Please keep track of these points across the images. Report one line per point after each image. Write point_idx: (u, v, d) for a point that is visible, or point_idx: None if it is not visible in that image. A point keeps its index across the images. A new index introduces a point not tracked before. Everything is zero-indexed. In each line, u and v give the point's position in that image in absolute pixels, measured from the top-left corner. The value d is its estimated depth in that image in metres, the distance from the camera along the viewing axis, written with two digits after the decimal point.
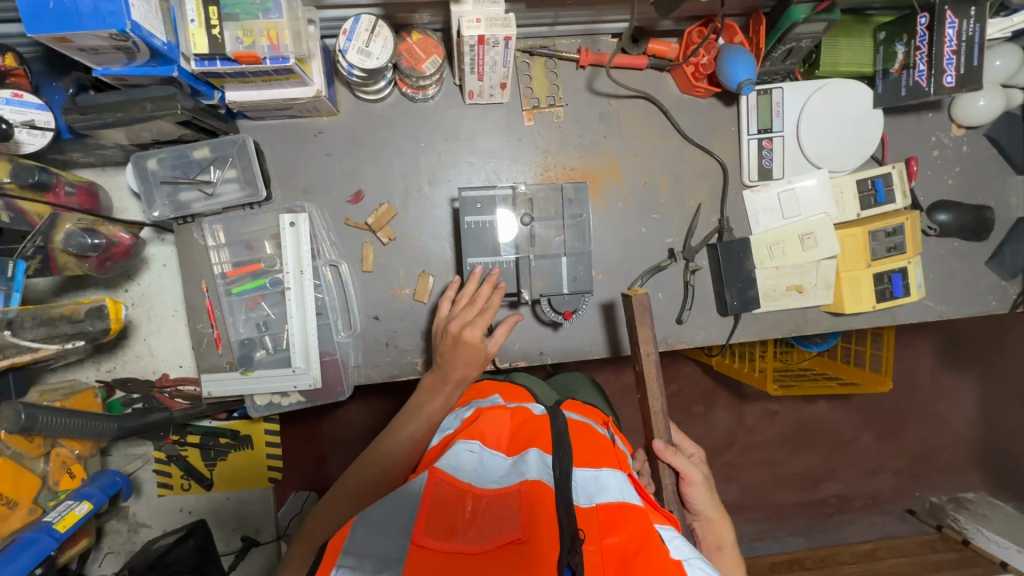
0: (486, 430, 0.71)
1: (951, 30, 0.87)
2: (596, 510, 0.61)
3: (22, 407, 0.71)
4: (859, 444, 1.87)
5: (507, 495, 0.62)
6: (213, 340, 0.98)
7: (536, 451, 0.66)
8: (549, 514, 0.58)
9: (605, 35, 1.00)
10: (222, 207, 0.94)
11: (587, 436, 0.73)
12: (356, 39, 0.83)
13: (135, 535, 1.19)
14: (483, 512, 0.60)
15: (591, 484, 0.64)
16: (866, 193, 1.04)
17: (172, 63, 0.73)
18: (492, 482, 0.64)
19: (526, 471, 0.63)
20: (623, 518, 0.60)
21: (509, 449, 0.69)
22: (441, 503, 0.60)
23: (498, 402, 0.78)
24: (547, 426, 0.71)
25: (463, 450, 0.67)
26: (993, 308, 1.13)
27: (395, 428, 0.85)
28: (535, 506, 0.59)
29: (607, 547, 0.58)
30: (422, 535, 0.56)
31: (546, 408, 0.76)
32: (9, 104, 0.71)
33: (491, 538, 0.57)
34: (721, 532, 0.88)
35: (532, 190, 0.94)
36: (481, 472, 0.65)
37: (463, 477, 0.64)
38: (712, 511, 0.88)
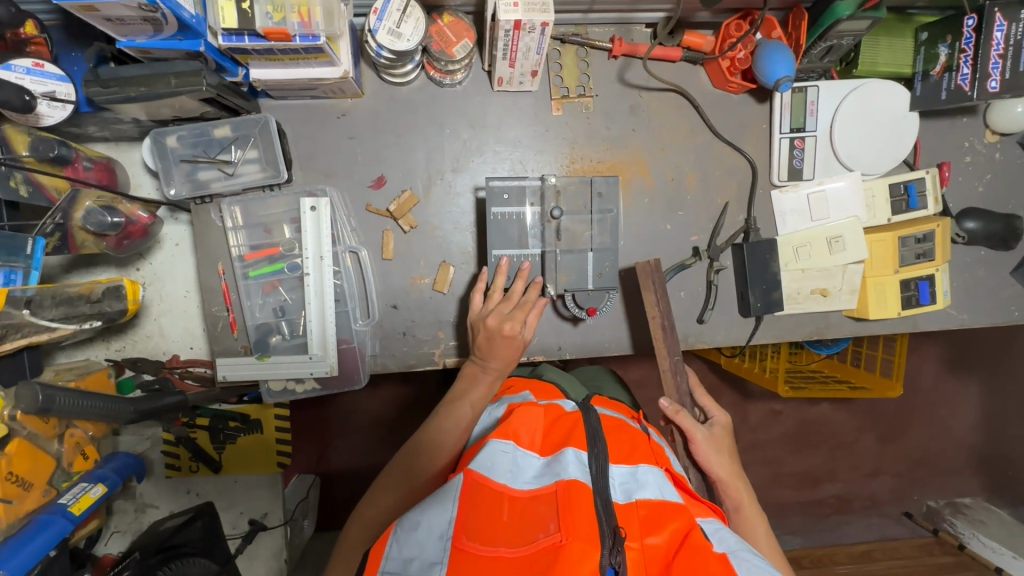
0: (519, 429, 0.70)
1: (999, 33, 0.84)
2: (637, 508, 0.62)
3: (41, 387, 0.69)
4: (861, 446, 1.87)
5: (545, 496, 0.62)
6: (228, 323, 0.96)
7: (572, 451, 0.66)
8: (586, 513, 0.59)
9: (639, 25, 0.98)
10: (242, 187, 0.91)
11: (620, 433, 0.75)
12: (387, 19, 0.80)
13: (142, 515, 1.17)
14: (523, 512, 0.60)
15: (629, 482, 0.65)
16: (898, 197, 1.02)
17: (199, 38, 0.70)
18: (529, 481, 0.64)
19: (562, 471, 0.63)
20: (664, 515, 0.61)
21: (543, 447, 0.70)
22: (478, 503, 0.61)
23: (529, 399, 0.80)
24: (581, 423, 0.72)
25: (498, 450, 0.66)
26: (1014, 319, 1.12)
27: (437, 415, 0.85)
28: (575, 502, 0.59)
29: (649, 546, 0.59)
30: (463, 538, 0.57)
31: (578, 404, 0.78)
32: (30, 74, 0.69)
33: (533, 540, 0.57)
34: (736, 491, 0.88)
35: (561, 183, 0.92)
36: (516, 473, 0.65)
37: (500, 477, 0.64)
38: (722, 470, 0.89)
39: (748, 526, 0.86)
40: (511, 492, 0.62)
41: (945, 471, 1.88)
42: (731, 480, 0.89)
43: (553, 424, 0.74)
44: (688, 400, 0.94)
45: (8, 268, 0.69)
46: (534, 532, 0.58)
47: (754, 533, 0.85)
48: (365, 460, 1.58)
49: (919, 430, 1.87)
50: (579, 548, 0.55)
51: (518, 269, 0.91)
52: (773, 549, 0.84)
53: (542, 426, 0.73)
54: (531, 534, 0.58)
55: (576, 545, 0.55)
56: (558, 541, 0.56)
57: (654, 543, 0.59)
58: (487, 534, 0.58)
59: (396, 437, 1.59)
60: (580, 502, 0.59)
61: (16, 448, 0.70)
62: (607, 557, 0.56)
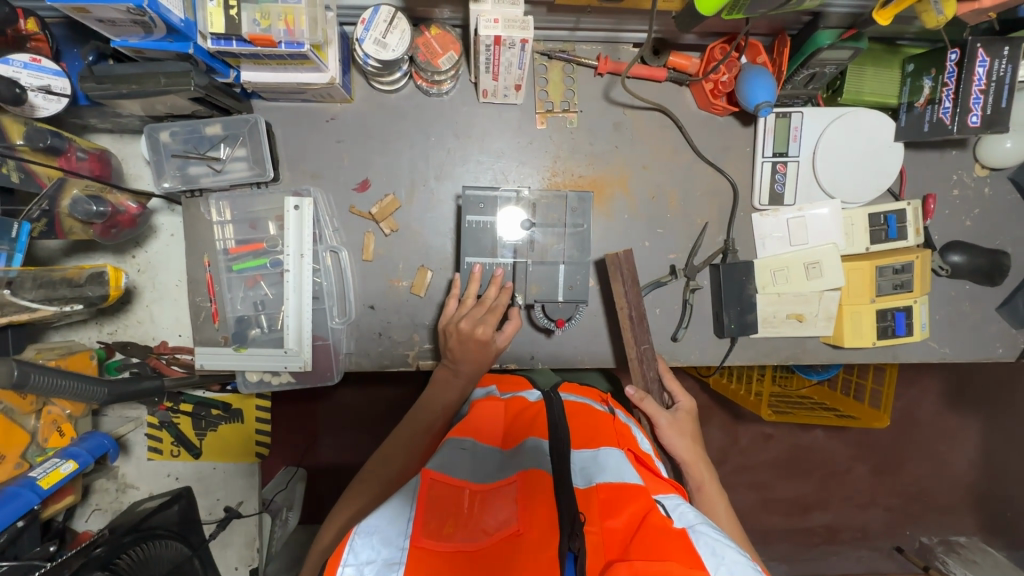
0: (480, 428, 0.76)
1: (980, 68, 0.85)
2: (596, 492, 0.63)
3: (16, 363, 0.72)
4: (853, 476, 1.84)
5: (505, 487, 0.64)
6: (210, 314, 1.00)
7: (534, 441, 0.70)
8: (545, 498, 0.60)
9: (627, 44, 0.99)
10: (229, 183, 0.95)
11: (584, 419, 0.78)
12: (374, 30, 0.83)
13: (123, 495, 1.22)
14: (482, 504, 0.63)
15: (589, 466, 0.67)
16: (877, 227, 1.01)
17: (189, 41, 0.74)
18: (491, 475, 0.67)
19: (524, 462, 0.67)
20: (624, 497, 0.61)
21: (505, 440, 0.75)
22: (438, 499, 0.62)
23: (494, 394, 0.85)
24: (543, 414, 0.77)
25: (456, 448, 0.71)
26: (999, 356, 1.11)
27: (409, 419, 0.89)
28: (533, 491, 0.62)
29: (608, 529, 0.59)
30: (420, 536, 0.57)
31: (541, 394, 0.84)
32: (26, 69, 0.73)
33: (491, 532, 0.59)
34: (698, 471, 0.90)
35: (536, 196, 0.94)
36: (476, 468, 0.68)
37: (460, 475, 0.66)
38: (685, 451, 0.91)
39: (713, 500, 0.87)
40: (472, 485, 0.65)
41: (938, 507, 1.83)
42: (693, 460, 0.91)
43: (517, 416, 0.79)
44: (655, 387, 0.96)
45: None
46: (492, 524, 0.60)
47: (718, 509, 0.86)
48: (348, 456, 1.60)
49: (912, 464, 1.83)
50: (537, 537, 0.57)
51: (491, 276, 0.93)
52: (735, 525, 0.85)
53: (504, 423, 0.79)
54: (489, 527, 0.60)
55: (533, 533, 0.57)
56: (515, 531, 0.59)
57: (614, 526, 0.59)
58: (446, 530, 0.59)
59: (381, 436, 1.61)
60: (538, 490, 0.61)
61: None
62: (566, 542, 0.54)
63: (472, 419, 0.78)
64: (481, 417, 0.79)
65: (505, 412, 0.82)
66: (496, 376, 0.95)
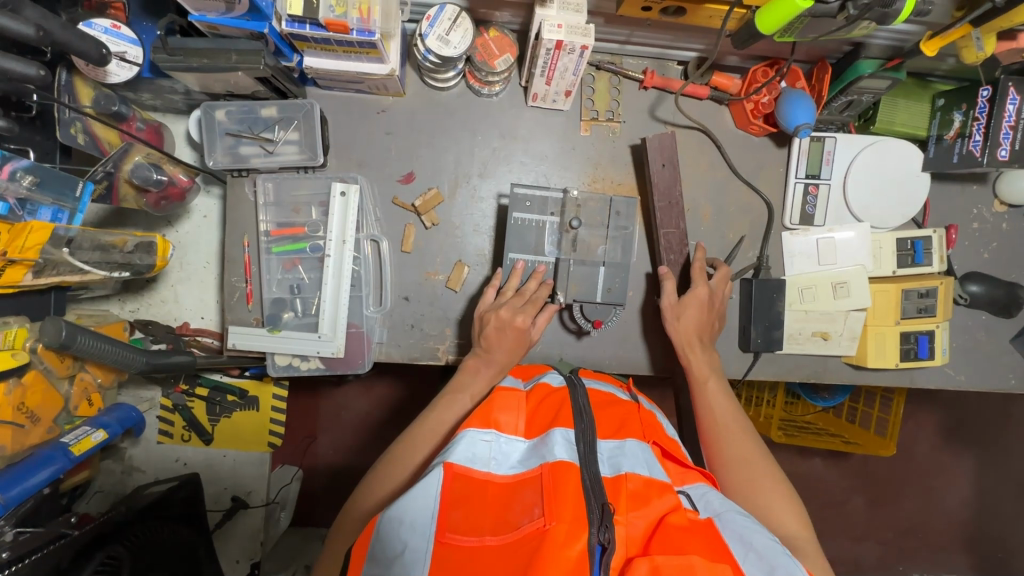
0: (501, 420, 0.71)
1: (1010, 106, 0.89)
2: (624, 482, 0.62)
3: (66, 325, 0.74)
4: (848, 508, 1.78)
5: (531, 480, 0.62)
6: (245, 295, 0.99)
7: (559, 431, 0.66)
8: (574, 492, 0.59)
9: (672, 62, 1.03)
10: (279, 166, 0.96)
11: (608, 408, 0.76)
12: (438, 26, 0.86)
13: (128, 478, 1.19)
14: (509, 494, 0.61)
15: (616, 455, 0.66)
16: (904, 252, 1.05)
17: (264, 20, 0.76)
18: (514, 466, 0.65)
19: (549, 453, 0.64)
20: (650, 493, 0.61)
21: (528, 430, 0.71)
22: (464, 496, 0.60)
23: (513, 385, 0.80)
24: (568, 400, 0.72)
25: (479, 440, 0.67)
26: (1011, 387, 1.14)
27: (433, 406, 0.81)
28: (560, 484, 0.59)
29: (633, 523, 0.59)
30: (446, 530, 0.56)
31: (565, 378, 0.80)
32: (106, 34, 0.76)
33: (519, 526, 0.57)
34: (697, 360, 0.91)
35: (583, 197, 0.96)
36: (498, 461, 0.65)
37: (480, 467, 0.64)
38: (682, 334, 0.92)
39: (716, 394, 0.87)
40: (494, 479, 0.63)
41: (929, 544, 1.77)
42: (692, 348, 0.91)
43: (541, 404, 0.74)
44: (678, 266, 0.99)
45: (56, 206, 0.73)
46: (517, 517, 0.58)
47: (718, 402, 0.86)
48: (349, 458, 1.57)
49: (908, 499, 1.78)
50: (565, 531, 0.55)
51: (532, 272, 0.95)
52: (739, 420, 0.83)
53: (526, 410, 0.74)
54: (514, 521, 0.58)
55: (561, 527, 0.55)
56: (542, 526, 0.56)
57: (641, 518, 0.59)
58: (468, 523, 0.58)
59: (384, 438, 1.58)
60: (567, 484, 0.59)
61: (31, 379, 0.77)
62: (595, 535, 0.55)
63: (491, 407, 0.72)
64: (500, 406, 0.73)
65: (527, 403, 0.76)
66: (521, 366, 0.91)
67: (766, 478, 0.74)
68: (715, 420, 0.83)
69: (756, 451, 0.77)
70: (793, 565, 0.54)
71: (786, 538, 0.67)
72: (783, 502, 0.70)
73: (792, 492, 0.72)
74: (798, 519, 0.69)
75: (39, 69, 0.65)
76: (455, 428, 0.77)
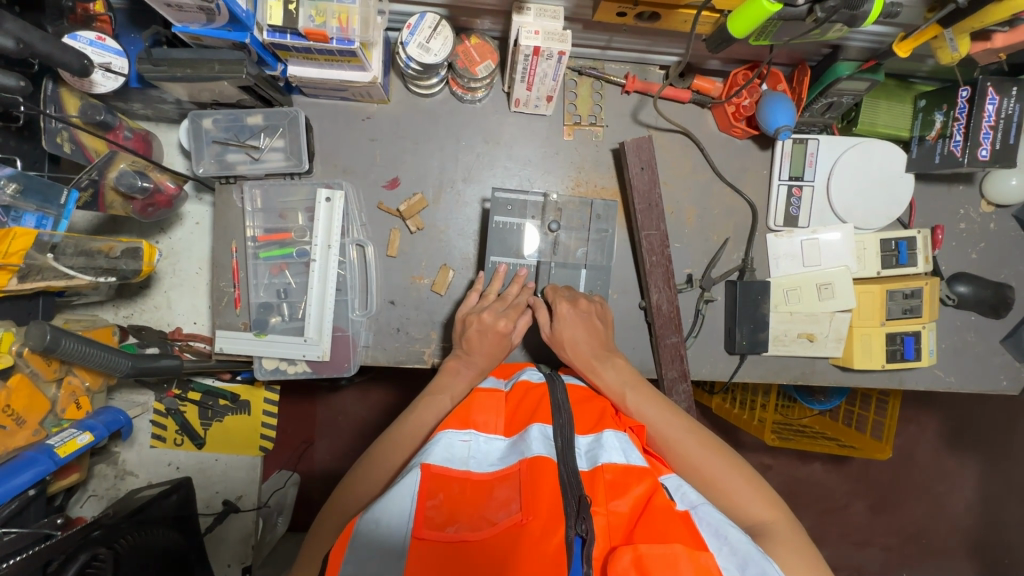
0: (480, 422, 0.72)
1: (990, 106, 0.89)
2: (602, 475, 0.62)
3: (50, 328, 0.76)
4: (849, 513, 1.75)
5: (508, 476, 0.62)
6: (232, 300, 1.00)
7: (536, 427, 0.66)
8: (550, 487, 0.59)
9: (654, 66, 1.04)
10: (265, 172, 0.97)
11: (586, 403, 0.77)
12: (418, 34, 0.87)
13: (121, 482, 1.20)
14: (487, 490, 0.62)
15: (594, 448, 0.66)
16: (888, 252, 1.05)
17: (247, 31, 0.78)
18: (493, 464, 0.65)
19: (527, 448, 0.64)
20: (629, 478, 0.61)
21: (508, 428, 0.72)
22: (442, 493, 0.60)
23: (492, 385, 0.80)
24: (546, 396, 0.73)
25: (457, 440, 0.67)
26: (1003, 388, 1.13)
27: (413, 406, 0.81)
28: (537, 480, 0.60)
29: (614, 512, 0.59)
30: (422, 527, 0.56)
31: (544, 375, 0.80)
32: (92, 45, 0.79)
33: (497, 522, 0.58)
34: (605, 376, 0.82)
35: (563, 201, 0.98)
36: (476, 459, 0.66)
37: (459, 466, 0.64)
38: (578, 359, 0.85)
39: (640, 405, 0.78)
40: (472, 476, 0.63)
41: (931, 549, 1.75)
42: (594, 367, 0.83)
43: (519, 406, 0.74)
44: (660, 269, 0.99)
45: (40, 213, 0.75)
46: (494, 513, 0.59)
47: (644, 412, 0.77)
48: (343, 463, 1.57)
49: (910, 504, 1.76)
50: (541, 527, 0.56)
51: (514, 276, 0.96)
52: (670, 423, 0.76)
53: (505, 412, 0.75)
54: (491, 517, 0.58)
55: (538, 523, 0.56)
56: (519, 521, 0.57)
57: (619, 509, 0.59)
58: (447, 518, 0.58)
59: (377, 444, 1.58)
60: (544, 479, 0.60)
61: (17, 383, 0.79)
62: (573, 528, 0.55)
63: (469, 409, 0.73)
64: (478, 406, 0.74)
65: (506, 404, 0.76)
66: (503, 365, 0.92)
67: (721, 466, 0.71)
68: (652, 432, 0.76)
69: (707, 445, 0.73)
70: (768, 561, 0.54)
71: (760, 525, 0.66)
72: (745, 485, 0.69)
73: (754, 474, 0.71)
74: (770, 497, 0.69)
75: (19, 80, 0.67)
76: (435, 429, 0.77)
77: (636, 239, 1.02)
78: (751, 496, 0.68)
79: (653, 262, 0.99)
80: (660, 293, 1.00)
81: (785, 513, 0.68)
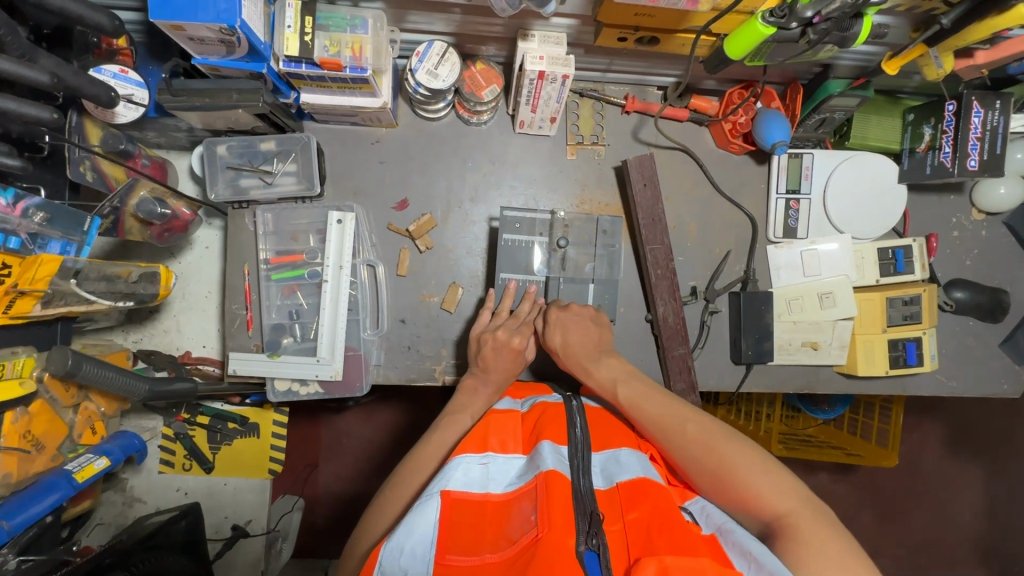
0: (497, 444, 0.71)
1: (976, 119, 0.93)
2: (617, 490, 0.63)
3: (72, 353, 0.77)
4: (858, 523, 1.75)
5: (526, 493, 0.62)
6: (245, 322, 1.01)
7: (548, 443, 0.67)
8: (564, 502, 0.59)
9: (653, 87, 1.08)
10: (277, 197, 1.00)
11: (602, 423, 0.78)
12: (427, 61, 0.90)
13: (129, 509, 1.20)
14: (506, 511, 0.61)
15: (610, 467, 0.67)
16: (886, 261, 1.08)
17: (263, 62, 0.80)
18: (511, 483, 0.65)
19: (542, 463, 0.64)
20: (642, 491, 0.62)
21: (526, 447, 0.72)
22: (464, 517, 0.60)
23: (511, 406, 0.81)
24: (563, 416, 0.74)
25: (474, 462, 0.67)
26: (1004, 392, 1.15)
27: (431, 428, 0.81)
28: (553, 493, 0.59)
29: (630, 523, 0.59)
30: (446, 552, 0.56)
31: (560, 396, 0.81)
32: (115, 78, 0.81)
33: (518, 540, 0.57)
34: (598, 375, 0.82)
35: (569, 218, 1.01)
36: (495, 480, 0.66)
37: (478, 489, 0.64)
38: (573, 363, 0.86)
39: (635, 398, 0.76)
40: (490, 497, 0.63)
41: (942, 559, 1.74)
42: (587, 368, 0.84)
43: (535, 424, 0.75)
44: (665, 283, 1.02)
45: (65, 239, 0.77)
46: (514, 531, 0.58)
47: (642, 406, 0.75)
48: (351, 486, 1.56)
49: (919, 513, 1.75)
50: (557, 539, 0.54)
51: (524, 292, 0.98)
52: (670, 413, 0.72)
53: (523, 432, 0.75)
54: (511, 535, 0.58)
55: (554, 534, 0.55)
56: (536, 535, 0.56)
57: (635, 519, 0.59)
58: (469, 542, 0.58)
59: (385, 465, 1.57)
60: (558, 493, 0.59)
61: (37, 408, 0.80)
62: (584, 542, 0.56)
63: (486, 431, 0.72)
64: (495, 427, 0.74)
65: (524, 425, 0.77)
66: (521, 386, 0.92)
67: (729, 451, 0.66)
68: (652, 426, 0.72)
69: (709, 432, 0.68)
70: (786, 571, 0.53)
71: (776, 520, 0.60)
72: (758, 472, 0.64)
73: (769, 459, 0.65)
74: (788, 483, 0.63)
75: (51, 113, 0.69)
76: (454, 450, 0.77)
77: (641, 253, 1.04)
78: (765, 484, 0.62)
79: (655, 278, 1.02)
80: (665, 303, 1.02)
81: (804, 500, 0.62)
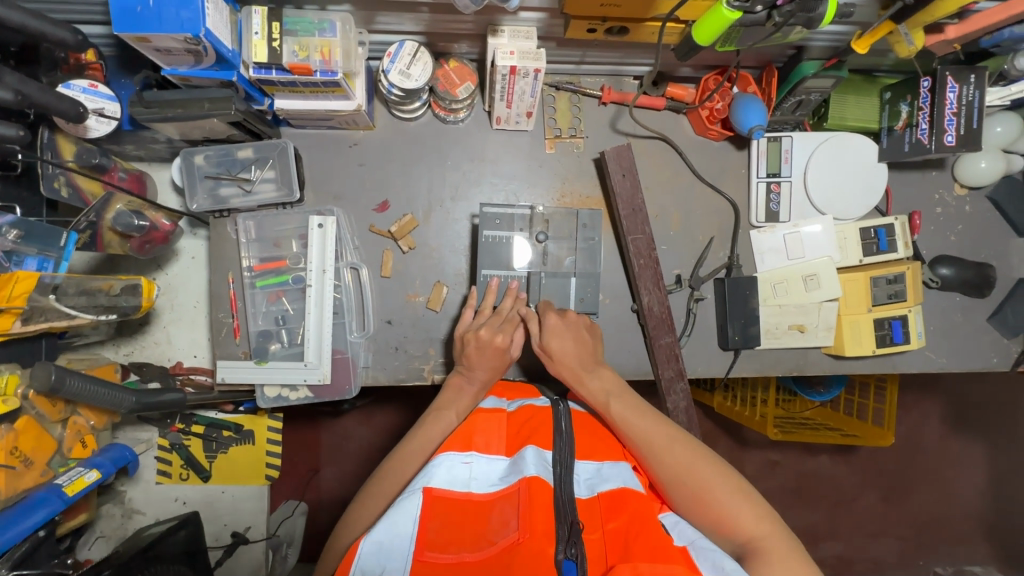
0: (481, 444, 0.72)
1: (952, 93, 0.92)
2: (598, 500, 0.64)
3: (55, 368, 0.78)
4: (859, 503, 1.75)
5: (508, 496, 0.63)
6: (232, 330, 1.02)
7: (533, 448, 0.68)
8: (546, 510, 0.60)
9: (629, 77, 1.08)
10: (258, 204, 1.00)
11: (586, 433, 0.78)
12: (398, 62, 0.90)
13: (129, 520, 1.21)
14: (487, 511, 0.62)
15: (593, 478, 0.68)
16: (868, 241, 1.07)
17: (233, 69, 0.80)
18: (493, 483, 0.66)
19: (525, 468, 0.65)
20: (622, 504, 0.63)
21: (510, 449, 0.72)
22: (445, 516, 0.61)
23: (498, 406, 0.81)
24: (549, 420, 0.74)
25: (458, 462, 0.67)
26: (994, 365, 1.15)
27: (417, 426, 0.81)
28: (535, 499, 0.60)
29: (609, 532, 0.60)
30: (424, 550, 0.56)
31: (549, 399, 0.80)
32: (84, 92, 0.81)
33: (497, 543, 0.58)
34: (588, 386, 0.82)
35: (549, 212, 1.01)
36: (478, 480, 0.66)
37: (460, 488, 0.64)
38: (566, 371, 0.85)
39: (622, 413, 0.76)
40: (472, 496, 0.64)
41: (945, 535, 1.74)
42: (580, 377, 0.83)
43: (522, 426, 0.75)
44: (649, 273, 1.02)
45: (41, 255, 0.78)
46: (494, 534, 0.59)
47: (627, 421, 0.75)
48: (352, 488, 1.57)
49: (920, 491, 1.75)
50: (536, 546, 0.56)
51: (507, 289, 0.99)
52: (654, 431, 0.73)
53: (507, 433, 0.75)
54: (490, 537, 0.59)
55: (534, 540, 0.56)
56: (515, 540, 0.57)
57: (614, 529, 0.60)
58: (448, 541, 0.58)
59: None
60: (539, 500, 0.60)
61: (23, 425, 0.80)
62: (562, 551, 0.56)
63: (471, 431, 0.73)
64: (480, 428, 0.75)
65: (509, 425, 0.77)
66: (507, 386, 0.93)
67: (709, 473, 0.67)
68: (636, 443, 0.73)
69: (690, 454, 0.70)
70: None
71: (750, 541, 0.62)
72: (734, 494, 0.66)
73: (743, 482, 0.68)
74: (761, 507, 0.65)
75: (17, 130, 0.70)
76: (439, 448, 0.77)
77: (623, 244, 1.04)
78: (740, 506, 0.65)
79: (638, 270, 1.02)
80: (650, 293, 1.02)
81: (776, 523, 0.64)
